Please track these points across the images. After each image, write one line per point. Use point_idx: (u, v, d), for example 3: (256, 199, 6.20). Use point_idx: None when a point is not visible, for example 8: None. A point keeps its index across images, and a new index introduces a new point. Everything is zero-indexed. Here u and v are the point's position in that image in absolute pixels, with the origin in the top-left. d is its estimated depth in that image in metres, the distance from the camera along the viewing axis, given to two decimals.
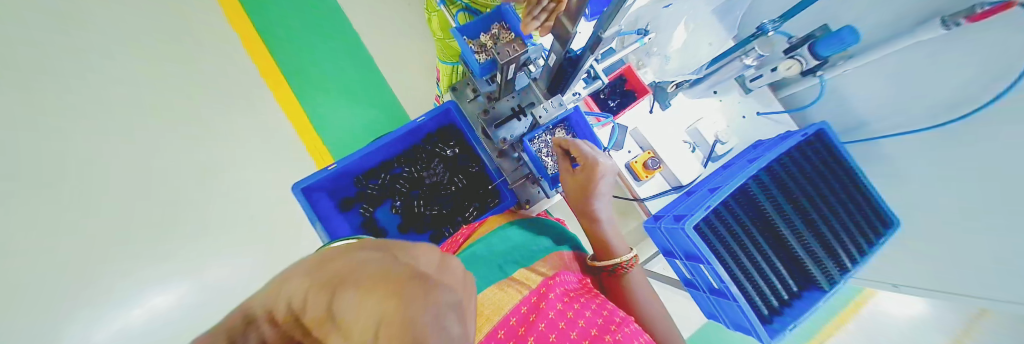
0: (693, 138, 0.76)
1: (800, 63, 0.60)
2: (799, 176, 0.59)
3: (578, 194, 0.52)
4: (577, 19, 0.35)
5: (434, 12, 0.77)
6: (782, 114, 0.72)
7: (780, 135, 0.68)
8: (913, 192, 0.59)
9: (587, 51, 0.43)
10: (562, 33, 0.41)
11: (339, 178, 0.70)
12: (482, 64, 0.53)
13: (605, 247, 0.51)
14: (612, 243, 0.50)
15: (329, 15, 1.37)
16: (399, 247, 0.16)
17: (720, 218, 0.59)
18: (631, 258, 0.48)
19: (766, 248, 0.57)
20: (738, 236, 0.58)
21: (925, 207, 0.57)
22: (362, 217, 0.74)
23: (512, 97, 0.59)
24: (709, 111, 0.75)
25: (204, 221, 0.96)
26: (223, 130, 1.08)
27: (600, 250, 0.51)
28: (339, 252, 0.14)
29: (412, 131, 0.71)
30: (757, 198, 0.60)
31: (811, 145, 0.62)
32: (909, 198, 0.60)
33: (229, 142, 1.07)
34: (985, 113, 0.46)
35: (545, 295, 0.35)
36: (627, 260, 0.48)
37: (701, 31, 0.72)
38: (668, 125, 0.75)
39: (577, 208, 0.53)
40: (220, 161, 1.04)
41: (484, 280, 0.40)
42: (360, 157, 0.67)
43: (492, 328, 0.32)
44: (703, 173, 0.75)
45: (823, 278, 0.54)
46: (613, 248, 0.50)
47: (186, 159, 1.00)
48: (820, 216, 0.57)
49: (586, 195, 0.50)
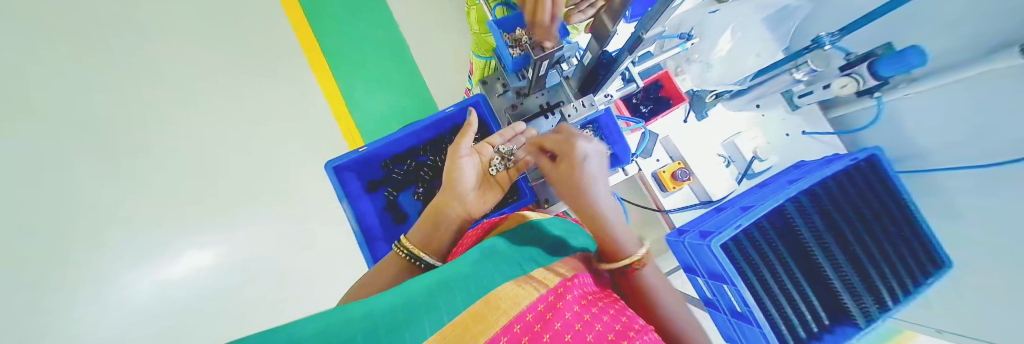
0: (728, 152, 0.72)
1: (857, 81, 0.55)
2: (843, 203, 0.55)
3: (567, 188, 0.47)
4: (619, 16, 0.35)
5: (473, 6, 0.79)
6: (831, 135, 0.66)
7: (824, 158, 0.63)
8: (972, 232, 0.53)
9: (624, 53, 0.42)
10: (601, 31, 0.40)
11: (368, 161, 0.73)
12: (514, 59, 0.53)
13: (611, 247, 0.44)
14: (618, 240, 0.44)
15: (372, 5, 1.45)
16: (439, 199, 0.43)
17: (750, 239, 0.56)
18: (644, 253, 0.43)
19: (797, 274, 0.53)
20: (768, 258, 0.55)
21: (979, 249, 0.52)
22: (385, 200, 0.76)
23: (542, 94, 0.59)
24: (747, 126, 0.71)
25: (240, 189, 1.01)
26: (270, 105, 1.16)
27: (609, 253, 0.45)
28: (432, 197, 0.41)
29: (440, 121, 0.73)
30: (794, 222, 0.56)
31: (860, 171, 0.57)
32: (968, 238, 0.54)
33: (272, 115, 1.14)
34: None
35: (563, 296, 0.33)
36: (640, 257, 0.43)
37: (749, 42, 0.69)
38: (702, 136, 0.72)
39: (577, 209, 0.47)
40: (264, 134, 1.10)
41: (501, 273, 0.38)
42: (390, 141, 0.70)
43: (508, 322, 0.28)
44: (736, 190, 0.71)
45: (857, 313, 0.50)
46: (619, 247, 0.44)
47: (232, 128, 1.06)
48: (862, 249, 0.52)
49: (571, 183, 0.47)
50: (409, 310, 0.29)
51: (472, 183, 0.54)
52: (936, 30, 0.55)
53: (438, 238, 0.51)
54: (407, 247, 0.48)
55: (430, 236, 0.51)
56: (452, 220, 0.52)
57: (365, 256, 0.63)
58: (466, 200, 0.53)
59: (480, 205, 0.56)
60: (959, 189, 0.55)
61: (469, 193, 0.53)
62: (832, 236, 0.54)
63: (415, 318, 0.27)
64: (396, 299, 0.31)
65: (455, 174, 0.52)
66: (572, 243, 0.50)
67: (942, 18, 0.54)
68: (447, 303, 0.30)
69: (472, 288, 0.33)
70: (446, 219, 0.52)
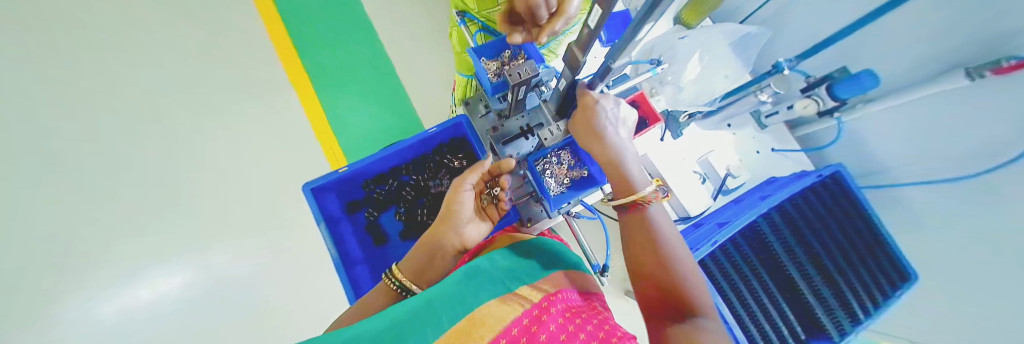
0: (704, 169, 0.74)
1: (817, 103, 0.58)
2: (810, 217, 0.57)
3: (592, 138, 0.43)
4: (589, 46, 0.36)
5: (454, 28, 0.82)
6: (798, 152, 0.71)
7: (795, 175, 0.65)
8: (946, 245, 0.55)
9: (597, 80, 0.44)
10: (572, 60, 0.41)
11: (349, 181, 0.72)
12: (493, 83, 0.55)
13: (624, 182, 0.44)
14: (632, 178, 0.43)
15: (358, 26, 1.47)
16: (450, 198, 0.53)
17: (725, 254, 0.58)
18: (652, 192, 0.42)
19: (773, 289, 0.55)
20: (743, 273, 0.57)
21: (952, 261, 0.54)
22: (366, 220, 0.74)
23: (521, 116, 0.61)
24: (722, 144, 0.74)
25: (213, 212, 0.97)
26: (250, 125, 1.15)
27: (619, 188, 0.44)
28: (452, 191, 0.53)
29: (422, 141, 0.73)
30: (767, 240, 0.58)
31: (824, 185, 0.58)
32: (937, 249, 0.57)
33: (248, 135, 1.12)
34: (1001, 172, 0.45)
35: (546, 309, 0.33)
36: (648, 194, 0.42)
37: (716, 65, 0.72)
38: (678, 153, 0.75)
39: (597, 155, 0.44)
40: (245, 157, 1.09)
41: (485, 291, 0.37)
42: (371, 161, 0.69)
43: (494, 336, 0.28)
44: (712, 206, 0.73)
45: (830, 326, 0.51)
46: (632, 184, 0.43)
47: (210, 151, 1.05)
48: (832, 262, 0.55)
49: (599, 137, 0.43)
50: (393, 332, 0.28)
51: (468, 215, 0.53)
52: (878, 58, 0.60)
53: (433, 266, 0.51)
54: (398, 279, 0.48)
55: (426, 266, 0.51)
56: (448, 251, 0.52)
57: (343, 282, 0.60)
58: (462, 232, 0.53)
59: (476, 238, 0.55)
60: (921, 201, 0.58)
61: (465, 227, 0.53)
62: (801, 250, 0.56)
63: (400, 338, 0.26)
64: (380, 322, 0.31)
65: (453, 208, 0.52)
66: (560, 258, 0.50)
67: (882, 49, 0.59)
68: (432, 324, 0.29)
69: (455, 308, 0.32)
70: (441, 251, 0.52)
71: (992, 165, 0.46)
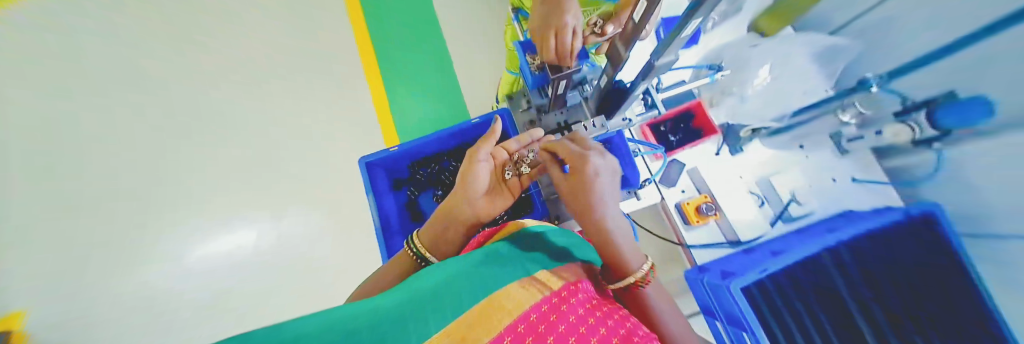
0: (763, 190, 0.65)
1: (912, 129, 0.53)
2: (892, 266, 0.47)
3: (575, 196, 0.43)
4: (631, 41, 0.32)
5: (508, 27, 0.80)
6: (885, 185, 0.57)
7: (877, 210, 0.54)
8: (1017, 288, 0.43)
9: (639, 79, 0.39)
10: (614, 56, 0.37)
11: (399, 159, 0.79)
12: (534, 76, 0.52)
13: (616, 259, 0.38)
14: (625, 255, 0.38)
15: None
16: (481, 144, 0.50)
17: (776, 286, 0.49)
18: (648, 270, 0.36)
19: (826, 329, 0.46)
20: (798, 315, 0.48)
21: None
22: (407, 198, 0.80)
23: (560, 113, 0.58)
24: (788, 166, 0.65)
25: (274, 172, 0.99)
26: None
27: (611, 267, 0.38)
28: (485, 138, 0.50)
29: (466, 130, 0.77)
30: (833, 280, 0.48)
31: (913, 230, 0.47)
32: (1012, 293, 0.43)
33: None
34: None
35: (566, 299, 0.29)
36: (646, 273, 0.36)
37: (792, 77, 0.66)
38: (732, 171, 0.68)
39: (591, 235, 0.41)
40: None
41: (506, 273, 0.34)
42: (419, 144, 0.75)
43: (512, 322, 0.24)
44: (768, 233, 0.63)
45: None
46: (625, 262, 0.37)
47: None
48: (913, 318, 0.44)
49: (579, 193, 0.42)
50: (386, 316, 0.26)
51: (483, 189, 0.50)
52: (990, 74, 0.44)
53: (446, 238, 0.50)
54: (416, 246, 0.48)
55: (442, 233, 0.49)
56: (464, 221, 0.50)
57: (381, 248, 0.68)
58: (477, 205, 0.50)
59: (489, 210, 0.52)
60: None
61: (479, 199, 0.50)
62: (875, 301, 0.46)
63: (414, 315, 0.26)
64: (394, 302, 0.29)
65: (469, 176, 0.48)
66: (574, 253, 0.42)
67: (1010, 73, 0.42)
68: (449, 303, 0.27)
69: (460, 297, 0.28)
70: (456, 223, 0.50)
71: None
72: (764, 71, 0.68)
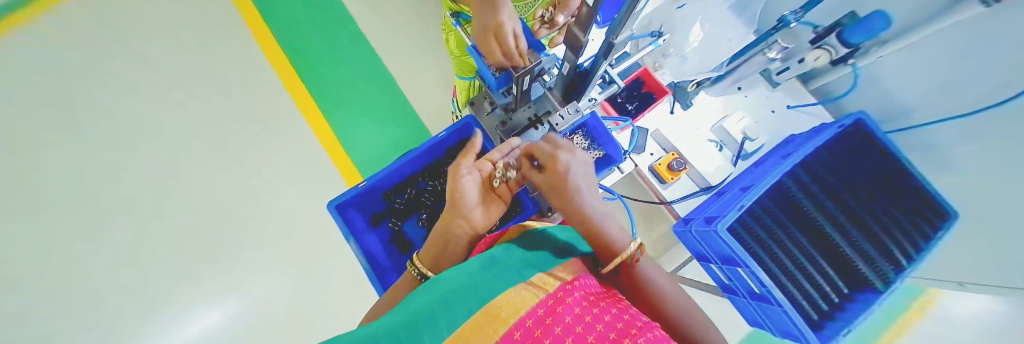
0: (719, 136, 0.72)
1: (829, 52, 0.56)
2: (837, 170, 0.55)
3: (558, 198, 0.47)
4: (588, 25, 0.33)
5: (450, 32, 0.77)
6: (815, 106, 0.67)
7: (812, 130, 0.62)
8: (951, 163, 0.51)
9: (600, 58, 0.41)
10: (573, 42, 0.38)
11: (368, 194, 0.73)
12: (497, 78, 0.52)
13: (603, 243, 0.41)
14: (611, 238, 0.41)
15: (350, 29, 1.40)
16: (462, 159, 0.51)
17: (755, 219, 0.54)
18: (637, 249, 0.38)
19: (806, 246, 0.51)
20: (778, 238, 0.52)
21: (965, 177, 0.49)
22: (391, 231, 0.75)
23: (528, 107, 0.59)
24: (730, 110, 0.72)
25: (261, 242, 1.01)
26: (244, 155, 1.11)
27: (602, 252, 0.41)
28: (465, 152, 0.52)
29: (435, 146, 0.74)
30: (799, 200, 0.54)
31: (847, 136, 0.56)
32: (944, 167, 0.52)
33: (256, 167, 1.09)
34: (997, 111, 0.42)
35: (563, 299, 0.27)
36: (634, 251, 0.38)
37: (718, 28, 0.73)
38: (689, 125, 0.73)
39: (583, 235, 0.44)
40: None
41: (503, 280, 0.32)
42: (388, 172, 0.70)
43: (508, 330, 0.23)
44: (733, 172, 0.70)
45: (824, 302, 0.48)
46: (612, 244, 0.41)
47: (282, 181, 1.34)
48: (868, 215, 0.51)
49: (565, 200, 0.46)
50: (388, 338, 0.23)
51: (475, 200, 0.50)
52: None
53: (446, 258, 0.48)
54: (418, 267, 0.45)
55: (442, 251, 0.48)
56: (461, 239, 0.49)
57: (376, 288, 0.62)
58: (473, 218, 0.50)
59: (484, 222, 0.52)
60: (954, 140, 0.49)
61: (473, 210, 0.50)
62: (834, 206, 0.53)
63: (413, 336, 0.23)
64: (394, 322, 0.26)
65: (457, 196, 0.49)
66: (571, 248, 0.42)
67: None
68: (446, 316, 0.25)
69: (455, 315, 0.26)
70: (455, 240, 0.49)
71: (997, 99, 0.42)
72: (697, 29, 0.73)
